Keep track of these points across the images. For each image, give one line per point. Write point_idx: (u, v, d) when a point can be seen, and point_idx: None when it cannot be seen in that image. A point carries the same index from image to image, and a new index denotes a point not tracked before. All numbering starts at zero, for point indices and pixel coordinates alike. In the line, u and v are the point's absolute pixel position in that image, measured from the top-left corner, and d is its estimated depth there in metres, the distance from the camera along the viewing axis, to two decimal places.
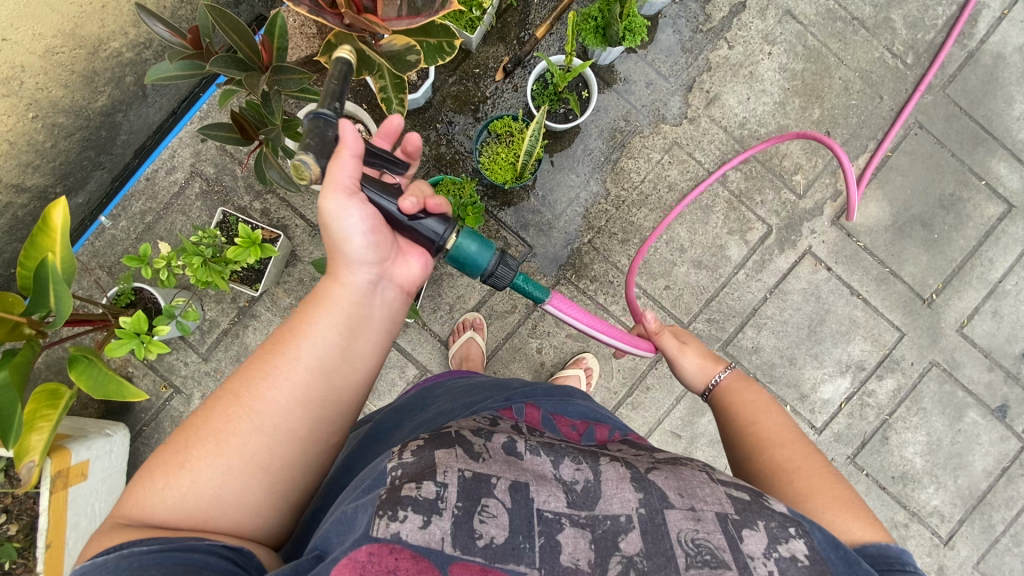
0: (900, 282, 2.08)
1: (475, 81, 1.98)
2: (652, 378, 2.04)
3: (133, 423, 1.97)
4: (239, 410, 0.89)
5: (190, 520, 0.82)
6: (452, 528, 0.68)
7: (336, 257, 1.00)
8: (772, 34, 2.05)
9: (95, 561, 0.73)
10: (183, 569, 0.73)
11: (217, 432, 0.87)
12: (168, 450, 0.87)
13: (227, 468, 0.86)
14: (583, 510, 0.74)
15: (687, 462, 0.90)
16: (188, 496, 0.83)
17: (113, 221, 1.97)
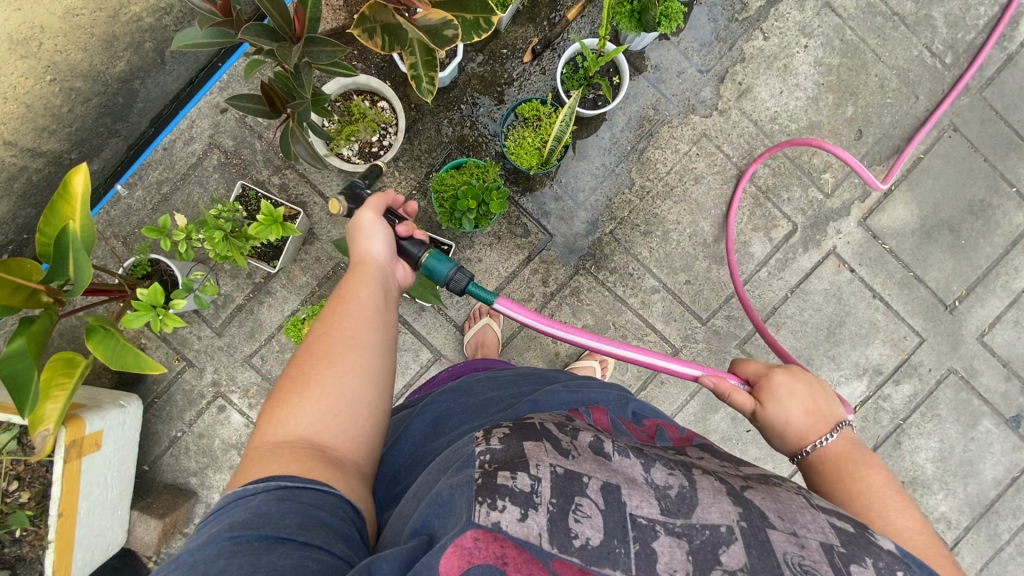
0: (923, 287, 2.05)
1: (502, 62, 1.93)
2: (667, 372, 2.02)
3: (145, 394, 1.97)
4: (325, 347, 0.97)
5: (307, 451, 0.87)
6: (548, 523, 0.66)
7: (359, 240, 1.14)
8: (809, 26, 1.99)
9: (245, 508, 0.77)
10: (317, 526, 0.76)
11: (313, 367, 0.95)
12: (272, 397, 0.95)
13: (330, 395, 0.92)
14: (678, 518, 0.70)
15: (780, 483, 0.84)
16: (300, 429, 0.89)
17: (129, 190, 1.95)
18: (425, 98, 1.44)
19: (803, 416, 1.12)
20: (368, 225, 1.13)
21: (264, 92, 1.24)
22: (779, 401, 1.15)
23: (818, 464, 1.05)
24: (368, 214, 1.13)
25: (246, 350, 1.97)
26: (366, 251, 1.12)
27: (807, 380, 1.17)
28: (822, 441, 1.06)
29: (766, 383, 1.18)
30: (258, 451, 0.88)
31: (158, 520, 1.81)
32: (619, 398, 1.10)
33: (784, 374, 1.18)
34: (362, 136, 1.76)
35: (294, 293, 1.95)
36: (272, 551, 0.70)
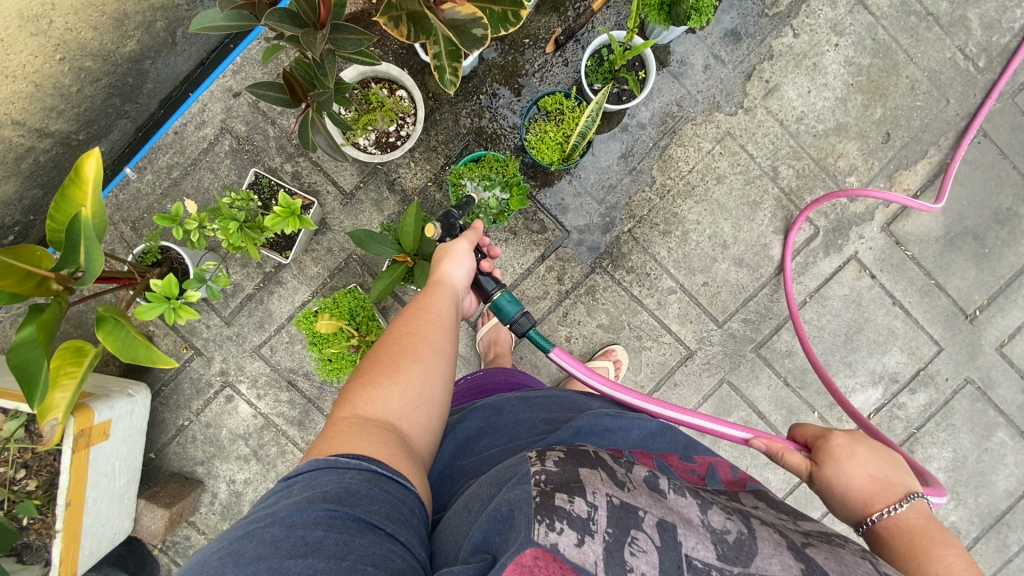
0: (944, 295, 2.01)
1: (521, 52, 1.87)
2: (681, 375, 1.99)
3: (153, 382, 1.94)
4: (414, 344, 1.13)
5: (389, 432, 0.97)
6: (605, 553, 0.65)
7: (443, 263, 1.33)
8: (841, 24, 1.94)
9: (340, 475, 0.84)
10: (399, 513, 0.82)
11: (403, 360, 1.09)
12: (359, 380, 1.07)
13: (414, 387, 1.06)
14: (735, 566, 0.68)
15: (844, 545, 0.79)
16: (385, 412, 1.01)
17: (138, 173, 1.90)
18: (447, 90, 1.37)
19: (867, 481, 1.09)
20: (456, 253, 1.32)
21: (285, 80, 1.19)
22: (839, 464, 1.13)
23: (886, 535, 1.00)
24: (459, 246, 1.33)
25: (255, 340, 1.94)
26: (447, 275, 1.29)
27: (870, 443, 1.14)
28: (890, 510, 1.02)
29: (823, 445, 1.17)
30: (343, 423, 0.98)
31: (164, 509, 1.79)
32: (664, 431, 1.10)
33: (845, 437, 1.16)
34: (379, 125, 1.71)
35: (305, 284, 1.92)
36: (363, 535, 0.75)
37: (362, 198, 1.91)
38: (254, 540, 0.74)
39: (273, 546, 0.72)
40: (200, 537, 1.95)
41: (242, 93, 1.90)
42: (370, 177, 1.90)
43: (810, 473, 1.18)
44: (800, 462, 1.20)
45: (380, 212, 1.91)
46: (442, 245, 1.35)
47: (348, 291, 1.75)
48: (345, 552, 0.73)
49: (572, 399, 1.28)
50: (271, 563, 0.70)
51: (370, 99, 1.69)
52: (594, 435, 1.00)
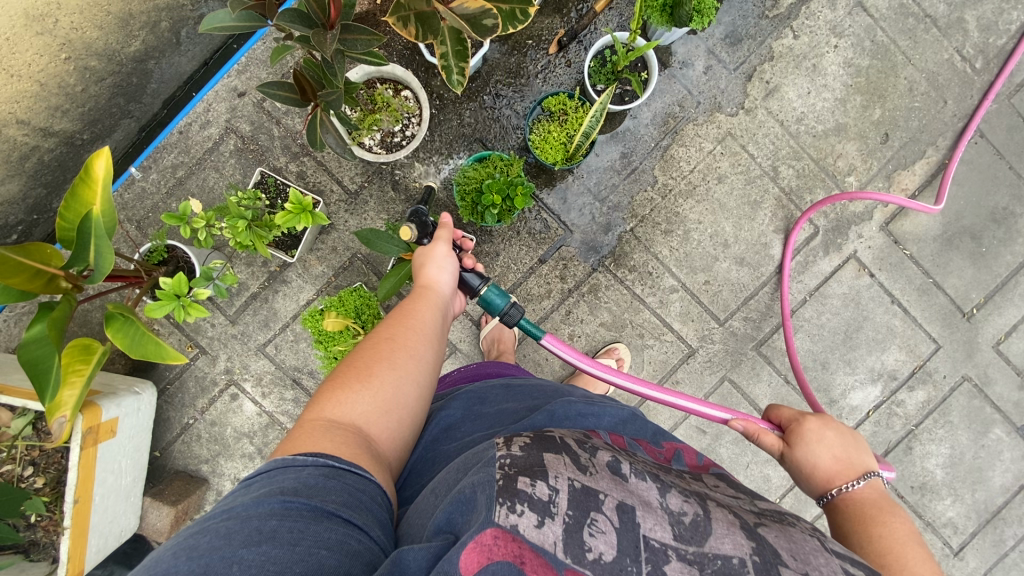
0: (942, 293, 2.04)
1: (525, 52, 1.89)
2: (682, 372, 2.01)
3: (157, 380, 1.95)
4: (387, 349, 1.14)
5: (355, 435, 0.98)
6: (564, 533, 0.69)
7: (424, 271, 1.36)
8: (840, 26, 1.96)
9: (298, 474, 0.85)
10: (356, 503, 0.84)
11: (374, 363, 1.11)
12: (332, 383, 1.09)
13: (384, 390, 1.07)
14: (690, 545, 0.72)
15: (794, 523, 0.83)
16: (353, 415, 1.02)
17: (143, 172, 1.91)
18: (454, 90, 1.40)
19: (831, 461, 1.17)
20: (437, 258, 1.37)
21: (294, 79, 1.20)
22: (808, 446, 1.21)
23: (842, 506, 1.10)
24: (440, 251, 1.38)
25: (260, 338, 1.95)
26: (433, 280, 1.35)
27: (837, 427, 1.23)
28: (848, 485, 1.11)
29: (796, 428, 1.25)
30: (310, 425, 0.99)
31: (169, 507, 1.80)
32: (634, 419, 1.11)
33: (817, 421, 1.24)
34: (384, 125, 1.73)
35: (309, 283, 1.93)
36: (318, 523, 0.77)
37: (366, 197, 1.92)
38: (208, 533, 0.74)
39: (226, 538, 0.73)
40: None
41: (247, 93, 1.91)
42: (374, 176, 1.91)
43: (782, 453, 1.26)
44: (774, 442, 1.27)
45: (384, 211, 1.92)
46: (423, 251, 1.40)
47: (353, 290, 1.74)
48: (299, 538, 0.74)
49: (552, 387, 1.29)
50: (225, 553, 0.71)
51: (376, 99, 1.70)
52: (568, 420, 1.02)
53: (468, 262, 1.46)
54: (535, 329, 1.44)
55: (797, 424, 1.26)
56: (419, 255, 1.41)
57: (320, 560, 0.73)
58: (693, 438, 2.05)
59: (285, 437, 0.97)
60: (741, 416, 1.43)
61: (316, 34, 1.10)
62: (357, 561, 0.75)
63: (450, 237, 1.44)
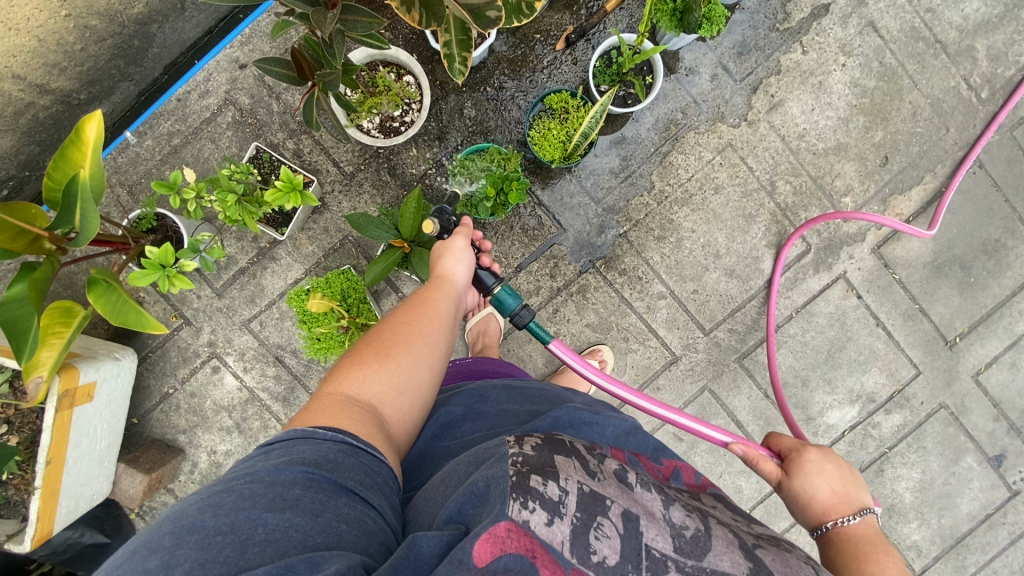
0: (926, 320, 2.05)
1: (532, 47, 1.88)
2: (663, 379, 2.02)
3: (139, 347, 1.95)
4: (405, 333, 1.16)
5: (370, 415, 0.99)
6: (571, 534, 0.71)
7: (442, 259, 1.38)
8: (849, 45, 1.95)
9: (322, 444, 0.86)
10: (370, 482, 0.84)
11: (391, 345, 1.12)
12: (349, 360, 1.10)
13: (400, 371, 1.08)
14: (690, 559, 0.73)
15: (790, 549, 0.84)
16: (369, 394, 1.03)
17: (138, 138, 1.89)
18: (454, 79, 1.39)
19: (828, 494, 1.19)
20: (456, 251, 1.40)
21: (291, 56, 1.17)
22: (807, 477, 1.22)
23: (836, 540, 1.11)
24: (459, 244, 1.40)
25: (245, 314, 1.95)
26: (449, 271, 1.37)
27: (837, 461, 1.24)
28: (844, 520, 1.13)
29: (796, 457, 1.26)
30: (327, 399, 1.00)
31: (144, 475, 1.82)
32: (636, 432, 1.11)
33: (817, 453, 1.25)
34: (384, 109, 1.71)
35: (298, 262, 1.93)
36: (338, 498, 0.78)
37: (362, 180, 1.91)
38: (234, 493, 0.74)
39: (251, 500, 0.74)
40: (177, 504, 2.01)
41: (248, 65, 1.89)
42: (370, 160, 1.90)
43: (779, 481, 1.27)
44: (772, 470, 1.28)
45: (379, 196, 1.91)
46: (442, 243, 1.42)
47: (341, 272, 1.72)
48: (321, 509, 0.75)
49: (553, 394, 1.28)
50: (250, 514, 0.72)
51: (377, 82, 1.69)
52: (571, 428, 1.02)
53: (485, 260, 1.51)
54: (543, 333, 1.48)
55: (798, 453, 1.27)
56: (438, 247, 1.43)
57: (339, 535, 0.74)
58: (670, 444, 2.06)
59: (304, 407, 0.98)
60: (739, 440, 1.43)
61: (315, 19, 1.06)
62: (372, 540, 0.77)
63: (469, 235, 1.46)
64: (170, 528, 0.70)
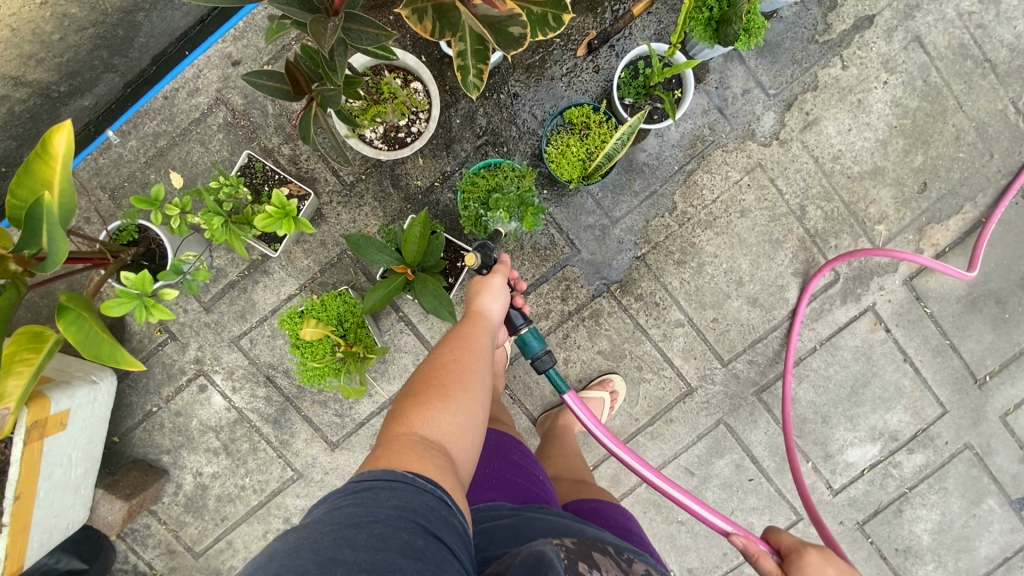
0: (956, 357, 1.94)
1: (550, 52, 1.73)
2: (677, 411, 1.92)
3: (121, 362, 1.83)
4: (461, 370, 1.17)
5: (449, 458, 1.03)
6: None
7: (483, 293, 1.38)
8: (893, 60, 1.81)
9: (425, 493, 0.91)
10: (462, 536, 0.91)
11: (451, 382, 1.14)
12: (409, 398, 1.11)
13: (464, 410, 1.11)
14: None
15: None
16: (441, 435, 1.06)
17: (121, 138, 1.74)
18: (469, 93, 1.27)
19: None
20: (493, 289, 1.39)
21: (286, 71, 1.03)
22: None
23: None
24: (498, 283, 1.40)
25: (234, 330, 1.82)
26: (485, 308, 1.36)
27: (838, 566, 1.17)
28: None
29: (796, 559, 1.18)
30: (399, 438, 1.01)
31: (123, 502, 1.72)
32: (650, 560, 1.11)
33: (818, 555, 1.18)
34: (388, 118, 1.56)
35: (292, 277, 1.80)
36: (448, 558, 0.84)
37: (363, 191, 1.77)
38: (363, 532, 0.81)
39: (383, 543, 0.81)
40: (161, 526, 1.91)
41: (242, 62, 1.74)
42: (373, 169, 1.76)
43: None
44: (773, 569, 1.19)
45: (380, 208, 1.77)
46: (480, 280, 1.41)
47: (337, 293, 1.58)
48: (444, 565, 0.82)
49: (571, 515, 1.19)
50: (387, 559, 0.79)
51: (382, 88, 1.53)
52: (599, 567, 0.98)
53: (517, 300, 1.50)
54: (561, 382, 1.52)
55: (800, 552, 1.19)
56: (475, 282, 1.43)
57: None
58: (680, 478, 1.96)
59: (389, 445, 1.00)
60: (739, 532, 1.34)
61: (316, 37, 0.93)
62: None
63: (507, 273, 1.46)
64: (313, 557, 0.78)
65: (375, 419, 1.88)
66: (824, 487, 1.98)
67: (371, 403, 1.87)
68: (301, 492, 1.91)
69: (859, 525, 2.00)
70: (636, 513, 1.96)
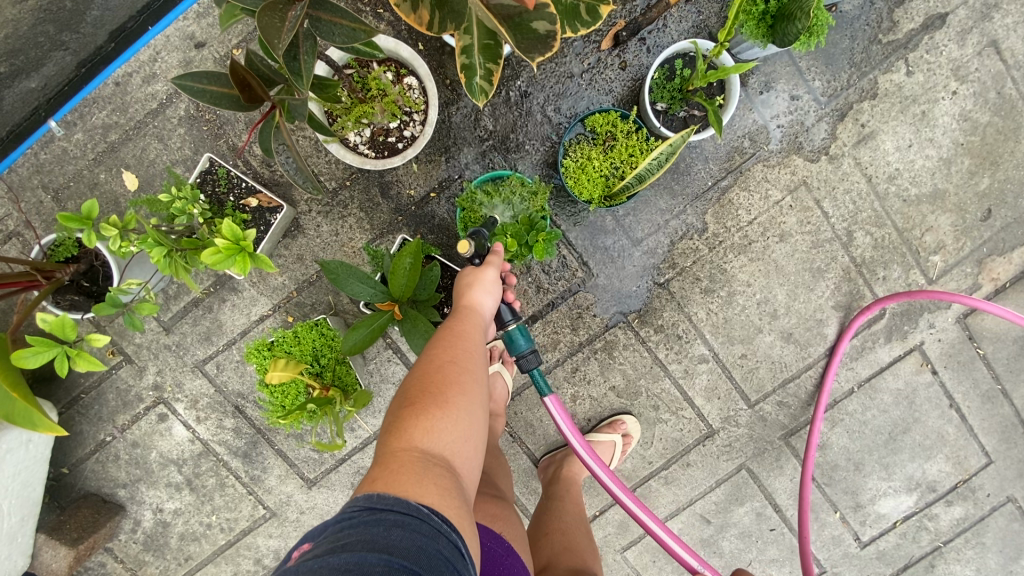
0: (1008, 404, 1.74)
1: (570, 44, 1.48)
2: (695, 455, 1.71)
3: (70, 386, 1.61)
4: (465, 371, 0.98)
5: (453, 479, 0.87)
6: None
7: (480, 280, 1.15)
8: (964, 67, 1.56)
9: (433, 533, 0.77)
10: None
11: (456, 385, 0.95)
12: (407, 403, 0.92)
13: (472, 420, 0.95)
14: None
15: None
16: (444, 449, 0.89)
17: (65, 130, 1.49)
18: (474, 100, 1.03)
19: None
20: (488, 280, 1.15)
21: (233, 76, 0.81)
22: None
23: None
24: (493, 273, 1.16)
25: (199, 354, 1.59)
26: (483, 300, 1.14)
27: None
28: None
29: None
30: (401, 461, 0.85)
31: (68, 548, 1.53)
32: None
33: None
34: (376, 120, 1.32)
35: (265, 296, 1.57)
36: None
37: (347, 200, 1.53)
38: None
39: None
40: (116, 565, 1.70)
41: (207, 44, 1.48)
42: (358, 175, 1.52)
43: None
44: None
45: (367, 220, 1.53)
46: (471, 269, 1.17)
47: (313, 324, 1.39)
48: None
49: None
50: None
51: (370, 84, 1.30)
52: None
53: (507, 293, 1.27)
54: (544, 384, 1.32)
55: None
56: (464, 273, 1.18)
57: None
58: (694, 527, 1.74)
59: (386, 467, 0.84)
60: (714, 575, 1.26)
61: (271, 39, 0.71)
62: None
63: (501, 266, 1.21)
64: None
65: (358, 455, 1.67)
66: (851, 539, 1.79)
67: (354, 438, 1.66)
68: (273, 532, 1.69)
69: None
70: (645, 563, 1.77)
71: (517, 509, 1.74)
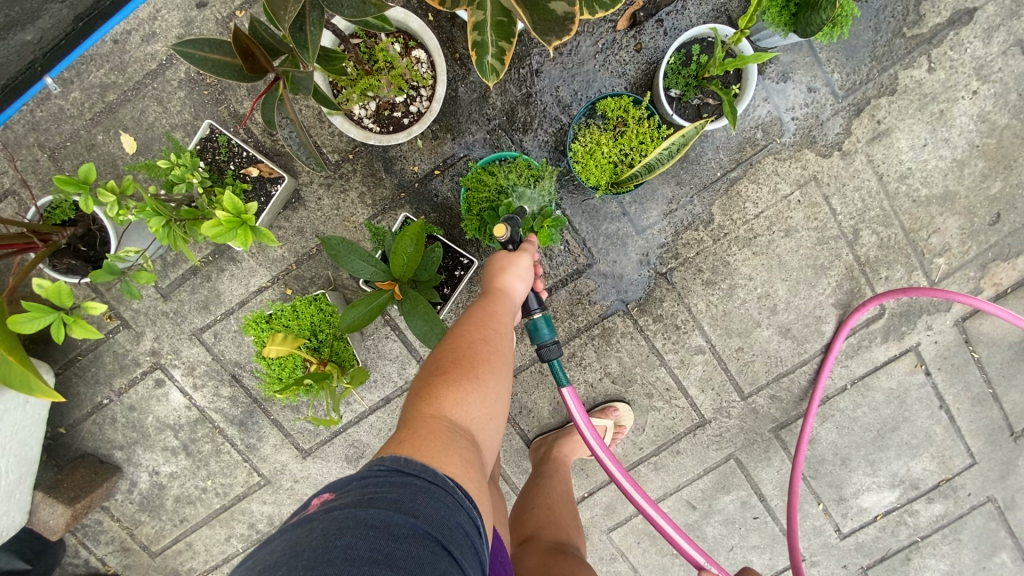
0: (996, 408, 1.76)
1: (585, 21, 1.43)
2: (686, 443, 1.73)
3: (68, 347, 1.61)
4: (494, 351, 0.99)
5: (475, 451, 0.87)
6: None
7: (512, 266, 1.14)
8: (987, 67, 1.52)
9: (457, 503, 0.77)
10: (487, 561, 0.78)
11: (485, 363, 0.96)
12: (439, 373, 0.93)
13: (496, 401, 0.94)
14: None
15: None
16: (468, 422, 0.89)
17: (62, 87, 1.45)
18: (485, 79, 0.98)
19: None
20: (522, 267, 1.14)
21: (235, 45, 0.78)
22: None
23: None
24: (526, 261, 1.16)
25: (196, 322, 1.59)
26: (513, 287, 1.13)
27: None
28: None
29: None
30: (429, 428, 0.85)
31: (65, 506, 1.55)
32: None
33: None
34: (383, 92, 1.28)
35: (263, 267, 1.55)
36: None
37: (349, 172, 1.50)
38: (399, 548, 0.67)
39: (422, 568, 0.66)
40: (114, 523, 1.73)
41: (209, 4, 1.43)
42: (362, 148, 1.49)
43: None
44: None
45: (369, 195, 1.51)
46: (506, 253, 1.16)
47: (312, 298, 1.40)
48: None
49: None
50: None
51: (377, 55, 1.26)
52: None
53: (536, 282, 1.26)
54: (562, 374, 1.33)
55: None
56: (497, 257, 1.17)
57: None
58: (680, 512, 1.78)
59: (415, 431, 0.84)
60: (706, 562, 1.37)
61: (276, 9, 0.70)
62: None
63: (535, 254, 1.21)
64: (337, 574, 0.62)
65: (353, 429, 1.69)
66: (832, 530, 1.83)
67: (350, 412, 1.67)
68: (267, 499, 1.72)
69: (863, 570, 1.85)
70: (629, 544, 1.81)
71: (508, 486, 1.77)
